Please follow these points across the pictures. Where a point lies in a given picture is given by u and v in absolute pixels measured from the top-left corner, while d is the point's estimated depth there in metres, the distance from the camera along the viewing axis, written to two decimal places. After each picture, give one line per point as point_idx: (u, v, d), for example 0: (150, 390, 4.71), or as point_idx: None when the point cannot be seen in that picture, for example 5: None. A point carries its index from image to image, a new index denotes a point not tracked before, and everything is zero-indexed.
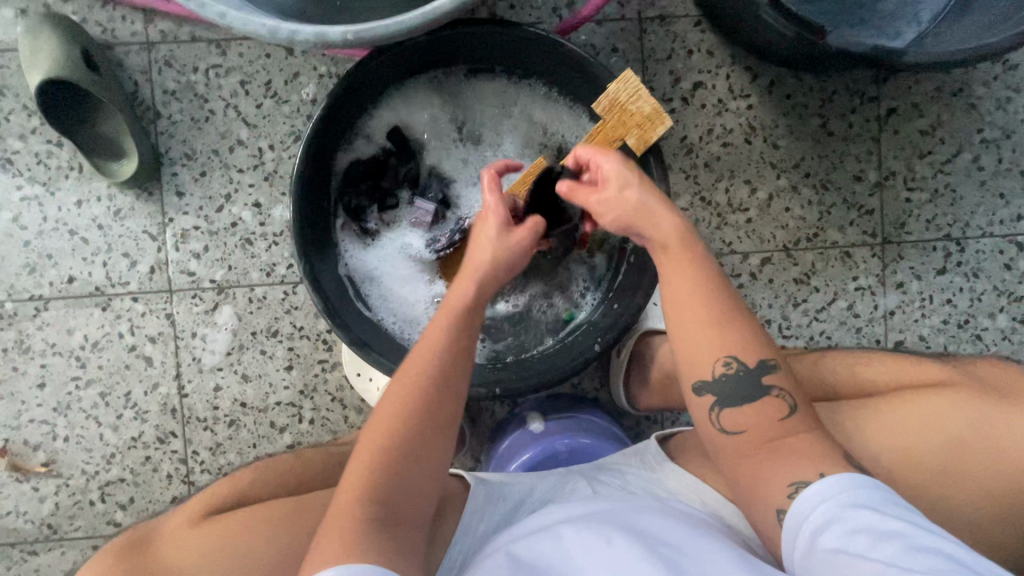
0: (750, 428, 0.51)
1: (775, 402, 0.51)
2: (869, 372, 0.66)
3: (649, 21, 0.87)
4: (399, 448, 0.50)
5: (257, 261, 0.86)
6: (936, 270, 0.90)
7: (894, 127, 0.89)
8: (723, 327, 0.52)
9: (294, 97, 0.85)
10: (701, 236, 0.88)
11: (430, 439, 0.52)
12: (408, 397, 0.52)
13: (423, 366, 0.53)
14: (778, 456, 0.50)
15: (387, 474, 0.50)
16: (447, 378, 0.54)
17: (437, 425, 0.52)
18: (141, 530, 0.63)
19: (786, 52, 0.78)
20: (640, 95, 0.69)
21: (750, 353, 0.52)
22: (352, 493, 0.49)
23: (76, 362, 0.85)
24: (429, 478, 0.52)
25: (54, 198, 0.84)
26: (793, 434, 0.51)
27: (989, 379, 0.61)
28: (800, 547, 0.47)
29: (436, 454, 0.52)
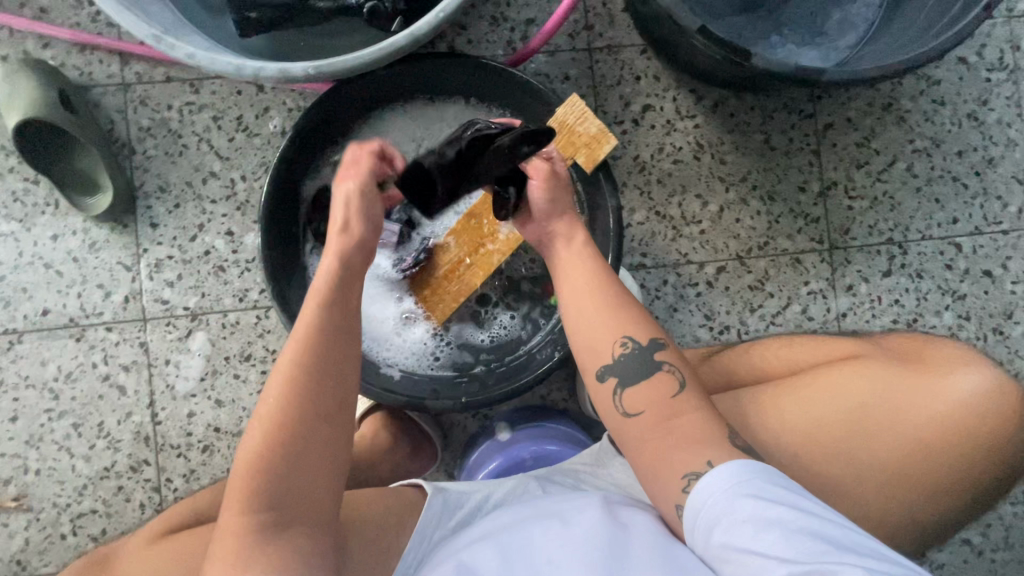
0: (649, 407, 0.57)
1: (665, 377, 0.58)
2: (790, 351, 0.67)
3: (598, 51, 0.94)
4: (280, 449, 0.50)
5: (230, 288, 0.88)
6: (881, 272, 0.95)
7: (832, 140, 0.95)
8: (615, 313, 0.60)
9: (265, 130, 0.89)
10: (658, 248, 0.93)
11: (313, 432, 0.51)
12: (284, 396, 0.51)
13: (299, 362, 0.53)
14: (674, 437, 0.54)
15: (272, 478, 0.49)
16: (325, 366, 0.53)
17: (320, 415, 0.52)
18: (103, 552, 0.64)
19: (723, 75, 0.84)
20: (586, 117, 0.76)
21: (641, 334, 0.59)
22: (238, 505, 0.49)
23: (49, 394, 0.86)
24: (316, 477, 0.51)
25: (30, 233, 0.87)
26: (686, 413, 0.56)
27: (897, 347, 0.63)
28: (698, 537, 0.51)
29: (325, 446, 0.52)
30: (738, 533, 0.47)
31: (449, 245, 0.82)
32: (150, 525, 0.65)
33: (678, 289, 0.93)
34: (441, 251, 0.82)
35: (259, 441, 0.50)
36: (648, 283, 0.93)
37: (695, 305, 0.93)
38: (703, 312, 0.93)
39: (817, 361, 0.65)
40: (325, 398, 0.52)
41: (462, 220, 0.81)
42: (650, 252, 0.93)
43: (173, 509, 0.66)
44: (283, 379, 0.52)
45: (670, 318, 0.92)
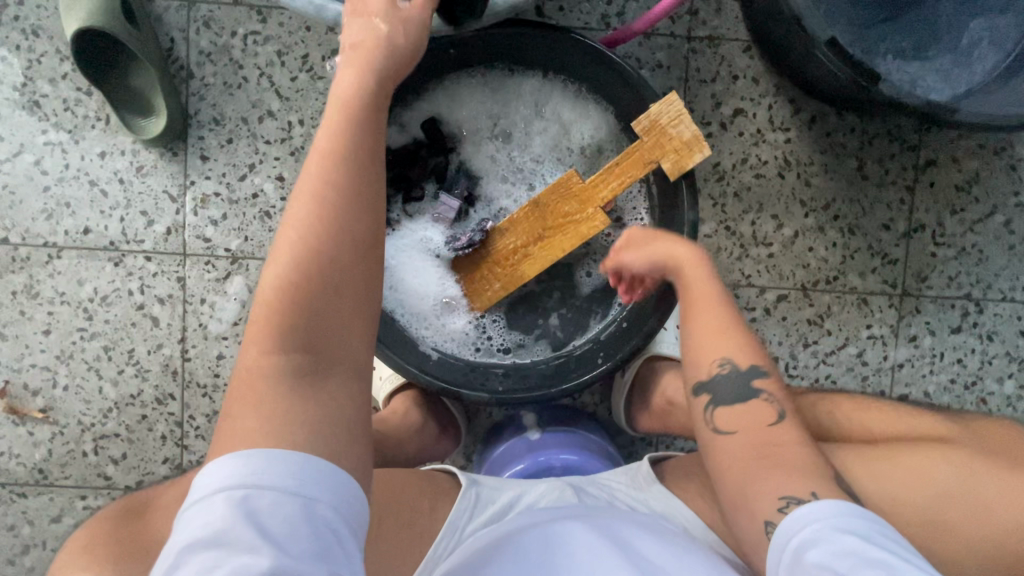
0: (742, 429, 0.55)
1: (765, 408, 0.56)
2: (865, 417, 0.64)
3: (698, 41, 0.85)
4: (304, 297, 0.45)
5: (274, 236, 0.85)
6: (951, 327, 0.89)
7: (931, 179, 0.88)
8: (720, 333, 0.59)
9: (330, 74, 0.84)
10: (721, 265, 0.88)
11: (333, 295, 0.46)
12: (304, 250, 0.46)
13: (315, 215, 0.47)
14: (771, 463, 0.52)
15: (299, 326, 0.45)
16: (342, 220, 0.48)
17: (338, 278, 0.47)
18: (135, 499, 0.60)
19: (835, 91, 0.76)
20: (682, 119, 0.70)
21: (743, 359, 0.58)
22: (257, 355, 0.45)
23: (83, 314, 0.85)
24: (349, 323, 0.47)
25: (78, 147, 0.84)
26: (796, 442, 0.53)
27: (991, 438, 0.59)
28: (785, 570, 0.46)
29: (348, 303, 0.47)
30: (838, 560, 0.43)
31: (508, 231, 0.76)
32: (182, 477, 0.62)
33: None
34: (499, 236, 0.77)
35: (276, 292, 0.45)
36: None
37: (746, 330, 0.89)
38: (753, 339, 0.89)
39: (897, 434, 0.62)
40: (346, 259, 0.47)
41: (526, 207, 0.76)
42: (711, 267, 0.88)
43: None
44: (298, 235, 0.47)
45: None
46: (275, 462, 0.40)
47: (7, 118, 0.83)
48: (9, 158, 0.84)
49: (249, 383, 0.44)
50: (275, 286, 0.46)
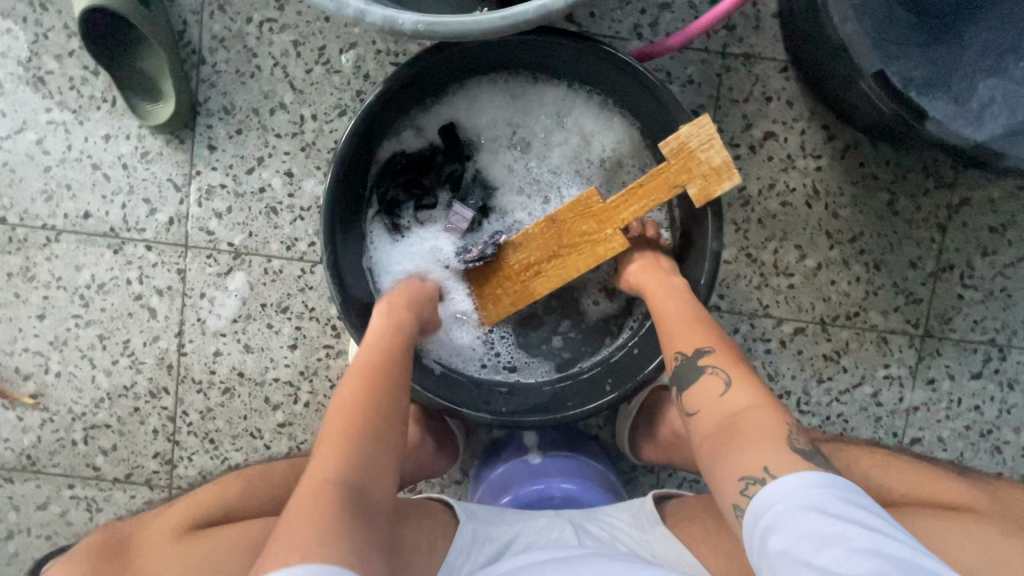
0: (702, 408, 0.56)
1: (713, 380, 0.57)
2: (887, 478, 0.62)
3: (733, 58, 0.81)
4: (364, 434, 0.53)
5: (279, 233, 0.82)
6: (971, 373, 0.86)
7: (964, 218, 0.84)
8: (675, 324, 0.62)
9: (347, 69, 0.80)
10: (738, 293, 0.85)
11: (391, 427, 0.55)
12: (372, 386, 0.56)
13: (381, 363, 0.59)
14: (729, 435, 0.52)
15: (354, 460, 0.51)
16: (401, 370, 0.60)
17: (395, 413, 0.56)
18: (117, 532, 0.60)
19: (874, 122, 0.72)
20: (713, 144, 0.65)
21: (688, 343, 0.60)
22: (315, 486, 0.48)
23: (79, 300, 0.83)
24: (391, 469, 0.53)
25: (82, 128, 0.81)
26: (751, 412, 0.53)
27: (1014, 511, 0.56)
28: (757, 551, 0.45)
29: (396, 440, 0.55)
30: (798, 546, 0.41)
31: (521, 246, 0.73)
32: (173, 508, 0.62)
33: (747, 341, 0.85)
34: (511, 250, 0.74)
35: (341, 426, 0.53)
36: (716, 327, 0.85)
37: (760, 361, 0.86)
38: (766, 371, 0.86)
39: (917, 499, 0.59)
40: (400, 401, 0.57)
41: (541, 223, 0.72)
42: (728, 294, 0.85)
43: (204, 493, 0.63)
44: (365, 377, 0.57)
45: None
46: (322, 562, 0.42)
47: (10, 93, 0.80)
48: (11, 135, 0.81)
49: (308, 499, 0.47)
50: (346, 418, 0.54)
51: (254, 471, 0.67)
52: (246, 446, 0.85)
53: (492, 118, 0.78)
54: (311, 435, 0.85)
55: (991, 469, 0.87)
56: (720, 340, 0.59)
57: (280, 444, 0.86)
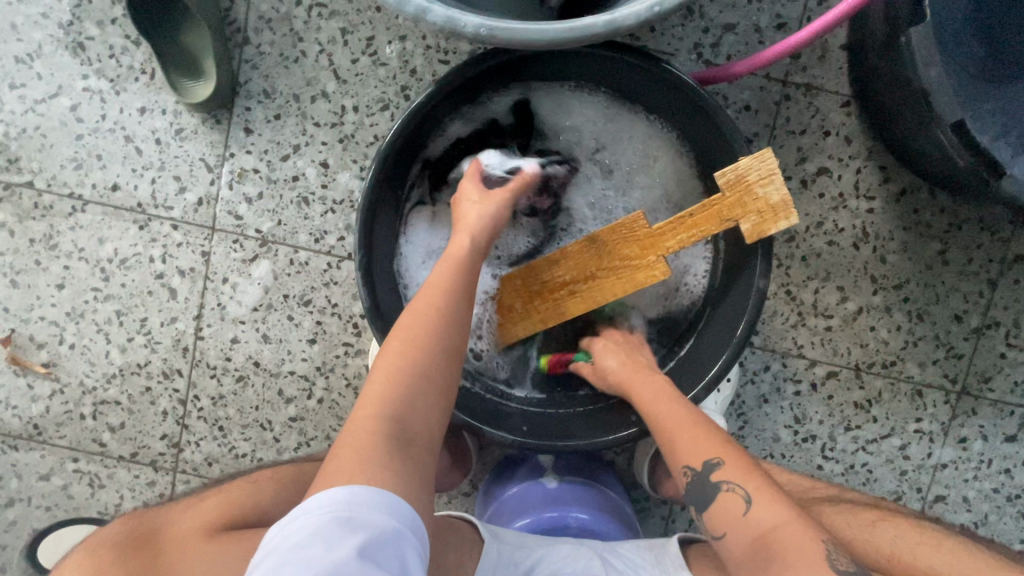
0: (728, 529, 0.55)
1: (731, 497, 0.55)
2: (933, 558, 0.55)
3: (794, 88, 0.78)
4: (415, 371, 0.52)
5: (309, 224, 0.80)
6: (1005, 435, 0.84)
7: (1016, 276, 0.81)
8: (681, 434, 0.60)
9: (394, 62, 0.78)
10: (773, 330, 0.82)
11: (443, 365, 0.54)
12: (425, 322, 0.55)
13: (437, 293, 0.57)
14: (766, 559, 0.51)
15: (402, 397, 0.51)
16: (461, 301, 0.57)
17: (448, 355, 0.55)
18: (143, 524, 0.56)
19: (939, 171, 0.69)
20: (772, 179, 0.62)
21: (696, 457, 0.58)
22: (366, 416, 0.50)
23: (100, 273, 0.81)
24: (440, 406, 0.53)
25: (118, 98, 0.78)
26: (779, 527, 0.52)
27: None
28: None
29: (446, 381, 0.54)
30: None
31: (558, 265, 0.71)
32: (204, 501, 0.59)
33: (777, 380, 0.83)
34: (547, 266, 0.71)
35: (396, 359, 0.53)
36: (746, 363, 0.83)
37: (787, 402, 0.83)
38: (793, 413, 0.83)
39: None
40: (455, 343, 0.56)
41: (581, 242, 0.69)
42: (763, 331, 0.82)
43: (236, 494, 0.60)
44: (425, 308, 0.56)
45: (757, 408, 0.83)
46: (370, 493, 0.44)
47: (48, 55, 0.78)
48: (45, 99, 0.79)
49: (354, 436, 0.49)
50: (402, 355, 0.53)
51: (289, 472, 0.65)
52: (255, 437, 0.83)
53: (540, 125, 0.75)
54: (322, 432, 0.83)
55: (1015, 535, 0.84)
56: (729, 449, 0.58)
57: (289, 437, 0.84)
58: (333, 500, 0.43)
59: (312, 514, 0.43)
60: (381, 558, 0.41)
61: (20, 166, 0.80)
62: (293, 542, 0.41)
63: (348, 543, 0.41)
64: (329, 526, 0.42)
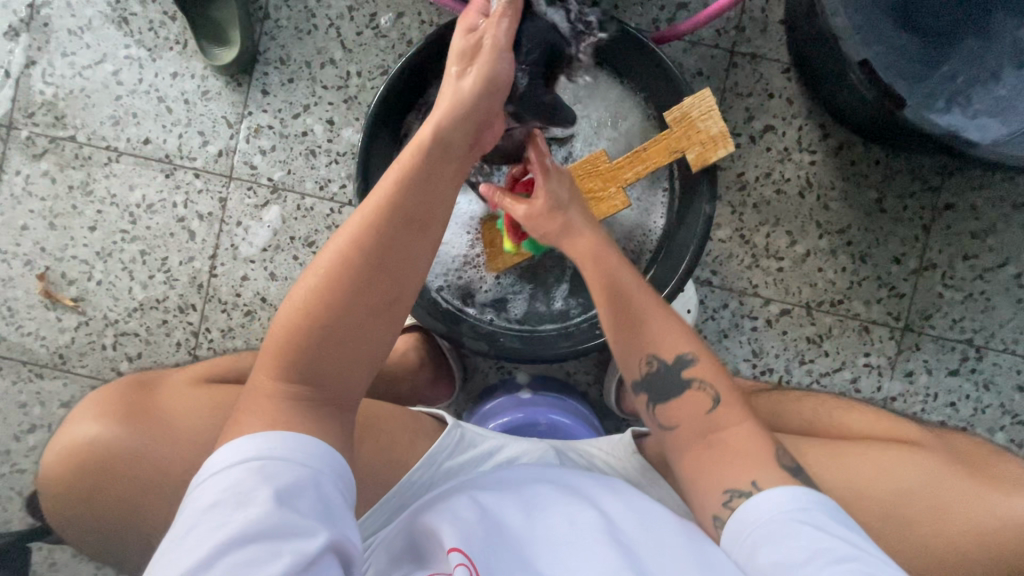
0: (684, 423, 0.56)
1: (698, 397, 0.55)
2: (845, 417, 0.64)
3: (741, 56, 0.90)
4: (327, 328, 0.49)
5: (315, 173, 0.91)
6: (948, 369, 0.91)
7: (947, 222, 0.90)
8: (653, 325, 0.58)
9: (393, 35, 0.90)
10: (730, 270, 0.91)
11: (359, 320, 0.50)
12: (340, 279, 0.50)
13: (356, 245, 0.51)
14: (718, 453, 0.53)
15: (311, 354, 0.49)
16: (385, 253, 0.52)
17: (371, 310, 0.51)
18: (150, 376, 0.62)
19: (863, 118, 0.80)
20: (712, 115, 0.72)
21: (667, 351, 0.57)
22: (271, 374, 0.48)
23: (128, 217, 0.92)
24: (361, 358, 0.51)
25: (154, 64, 0.91)
26: (735, 430, 0.54)
27: (966, 452, 0.59)
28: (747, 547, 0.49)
29: (366, 335, 0.51)
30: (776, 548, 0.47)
31: None
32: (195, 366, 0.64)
33: (735, 317, 0.91)
34: None
35: (306, 314, 0.49)
36: (707, 301, 0.91)
37: (746, 337, 0.91)
38: (751, 347, 0.91)
39: (869, 433, 0.62)
40: (383, 286, 0.52)
41: None
42: (720, 271, 0.91)
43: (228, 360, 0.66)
44: (340, 259, 0.51)
45: (718, 342, 0.91)
46: (285, 442, 0.44)
47: (97, 29, 0.91)
48: (91, 65, 0.91)
49: (259, 389, 0.48)
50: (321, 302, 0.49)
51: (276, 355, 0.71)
52: None
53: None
54: None
55: None
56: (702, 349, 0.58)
57: None
58: (247, 454, 0.43)
59: (230, 471, 0.42)
60: (302, 505, 0.41)
61: (66, 122, 0.91)
62: (207, 500, 0.41)
63: (266, 494, 0.41)
64: (246, 482, 0.41)
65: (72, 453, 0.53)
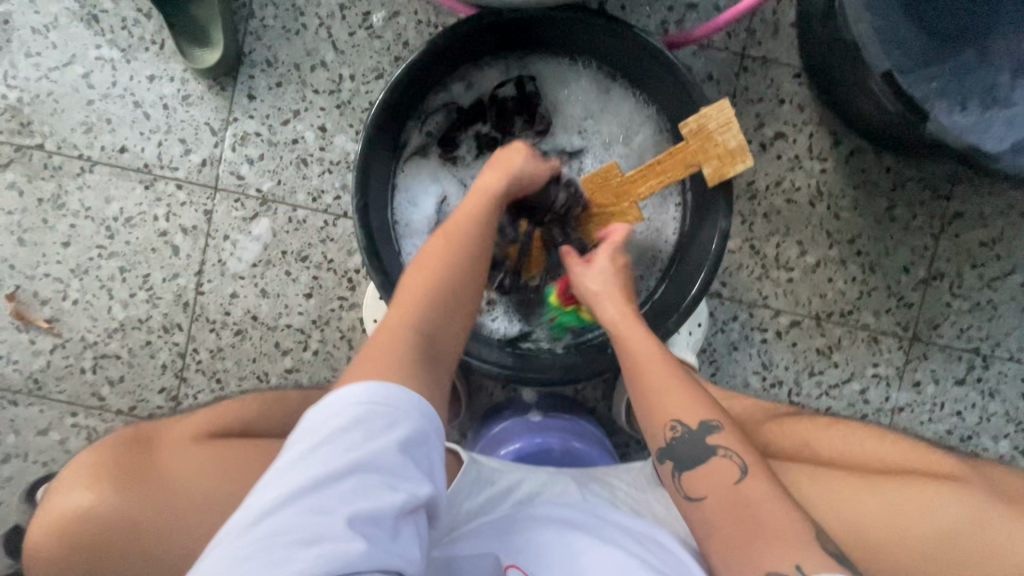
0: (712, 495, 0.51)
1: (725, 464, 0.52)
2: (877, 446, 0.63)
3: (751, 60, 0.87)
4: (435, 306, 0.54)
5: (307, 184, 0.86)
6: (955, 378, 0.90)
7: (956, 231, 0.89)
8: (678, 388, 0.57)
9: (388, 35, 0.85)
10: (740, 282, 0.89)
11: (463, 302, 0.56)
12: (451, 262, 0.57)
13: (462, 239, 0.59)
14: (754, 531, 0.47)
15: (422, 326, 0.52)
16: (483, 245, 0.60)
17: (471, 296, 0.57)
18: (145, 429, 0.60)
19: (879, 127, 0.78)
20: (730, 127, 0.69)
21: (690, 416, 0.55)
22: (387, 336, 0.51)
23: (105, 232, 0.85)
24: (458, 337, 0.55)
25: (128, 66, 0.84)
26: (769, 505, 0.48)
27: (999, 482, 0.58)
28: None
29: (462, 320, 0.56)
30: None
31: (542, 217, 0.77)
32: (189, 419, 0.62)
33: (745, 329, 0.89)
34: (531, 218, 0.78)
35: (419, 292, 0.54)
36: (717, 313, 0.89)
37: (756, 349, 0.89)
38: (761, 359, 0.89)
39: (902, 465, 0.61)
40: (480, 281, 0.58)
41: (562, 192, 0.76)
42: (730, 282, 0.89)
43: (222, 408, 0.64)
44: (447, 247, 0.58)
45: (727, 355, 0.89)
46: (400, 391, 0.44)
47: (63, 26, 0.84)
48: (58, 67, 0.84)
49: (377, 345, 0.49)
50: (399, 318, 0.53)
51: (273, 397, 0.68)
52: (252, 389, 0.86)
53: (535, 106, 0.81)
54: (317, 382, 0.86)
55: None
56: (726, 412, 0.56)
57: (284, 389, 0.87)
58: (364, 399, 0.43)
59: (349, 406, 0.43)
60: (416, 455, 0.42)
61: (33, 129, 0.84)
62: (324, 433, 0.41)
63: (387, 436, 0.42)
64: (368, 417, 0.42)
65: (61, 527, 0.52)
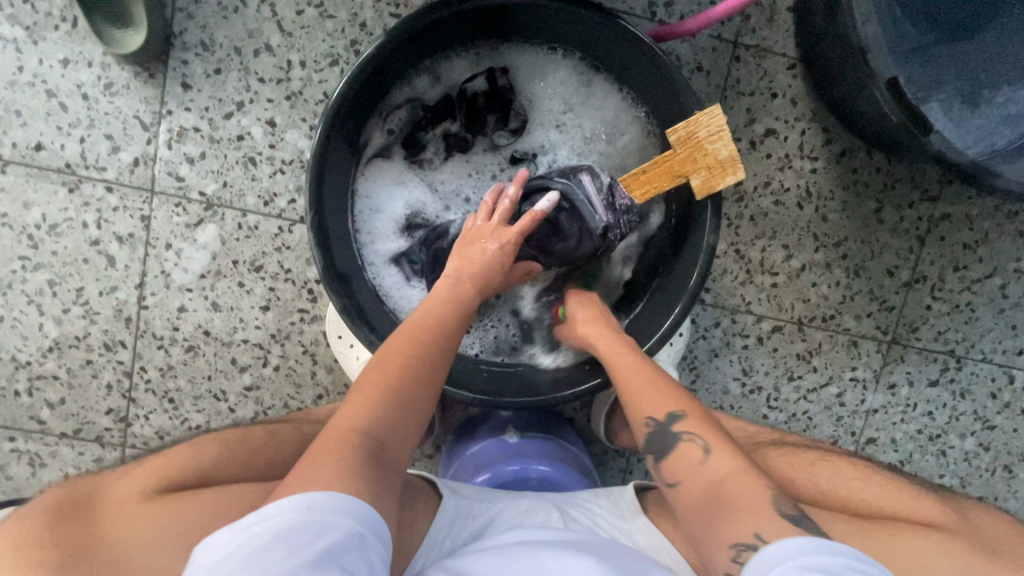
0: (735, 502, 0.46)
1: (743, 478, 0.48)
2: (862, 489, 0.63)
3: (744, 49, 0.80)
4: (395, 394, 0.50)
5: (256, 185, 0.77)
6: (928, 380, 0.90)
7: (942, 233, 0.87)
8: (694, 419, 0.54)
9: (342, 14, 0.74)
10: (723, 287, 0.85)
11: (426, 388, 0.52)
12: (415, 346, 0.54)
13: (427, 324, 0.56)
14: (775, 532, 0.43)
15: (381, 412, 0.49)
16: (450, 330, 0.57)
17: (433, 383, 0.53)
18: (82, 491, 0.54)
19: (875, 130, 0.73)
20: (722, 136, 0.63)
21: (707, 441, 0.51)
22: (345, 425, 0.48)
23: (27, 241, 0.76)
24: (417, 425, 0.51)
25: (36, 48, 0.73)
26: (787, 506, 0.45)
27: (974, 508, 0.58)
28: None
29: (426, 406, 0.52)
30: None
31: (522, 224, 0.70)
32: (132, 474, 0.56)
33: (727, 336, 0.87)
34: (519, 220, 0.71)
35: (384, 377, 0.51)
36: (699, 320, 0.86)
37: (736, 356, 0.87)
38: (740, 366, 0.87)
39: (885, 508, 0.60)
40: (443, 365, 0.55)
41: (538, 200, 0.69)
42: (713, 288, 0.86)
43: (169, 456, 0.58)
44: (413, 333, 0.55)
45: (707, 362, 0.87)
46: (323, 499, 0.41)
47: None
48: None
49: (335, 436, 0.47)
50: (348, 422, 0.48)
51: (232, 436, 0.64)
52: (209, 408, 0.80)
53: (509, 101, 0.73)
54: (279, 400, 0.81)
55: (934, 470, 0.91)
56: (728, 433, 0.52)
57: (245, 408, 0.82)
58: (292, 513, 0.40)
59: (272, 517, 0.40)
60: (346, 564, 0.39)
61: None
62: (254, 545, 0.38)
63: (310, 548, 0.38)
64: (291, 532, 0.39)
65: None
